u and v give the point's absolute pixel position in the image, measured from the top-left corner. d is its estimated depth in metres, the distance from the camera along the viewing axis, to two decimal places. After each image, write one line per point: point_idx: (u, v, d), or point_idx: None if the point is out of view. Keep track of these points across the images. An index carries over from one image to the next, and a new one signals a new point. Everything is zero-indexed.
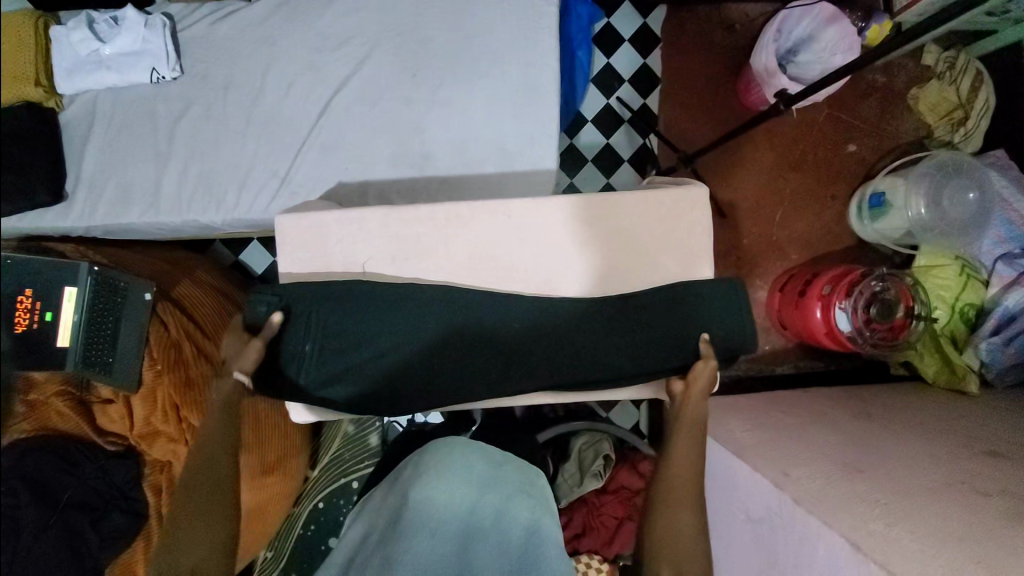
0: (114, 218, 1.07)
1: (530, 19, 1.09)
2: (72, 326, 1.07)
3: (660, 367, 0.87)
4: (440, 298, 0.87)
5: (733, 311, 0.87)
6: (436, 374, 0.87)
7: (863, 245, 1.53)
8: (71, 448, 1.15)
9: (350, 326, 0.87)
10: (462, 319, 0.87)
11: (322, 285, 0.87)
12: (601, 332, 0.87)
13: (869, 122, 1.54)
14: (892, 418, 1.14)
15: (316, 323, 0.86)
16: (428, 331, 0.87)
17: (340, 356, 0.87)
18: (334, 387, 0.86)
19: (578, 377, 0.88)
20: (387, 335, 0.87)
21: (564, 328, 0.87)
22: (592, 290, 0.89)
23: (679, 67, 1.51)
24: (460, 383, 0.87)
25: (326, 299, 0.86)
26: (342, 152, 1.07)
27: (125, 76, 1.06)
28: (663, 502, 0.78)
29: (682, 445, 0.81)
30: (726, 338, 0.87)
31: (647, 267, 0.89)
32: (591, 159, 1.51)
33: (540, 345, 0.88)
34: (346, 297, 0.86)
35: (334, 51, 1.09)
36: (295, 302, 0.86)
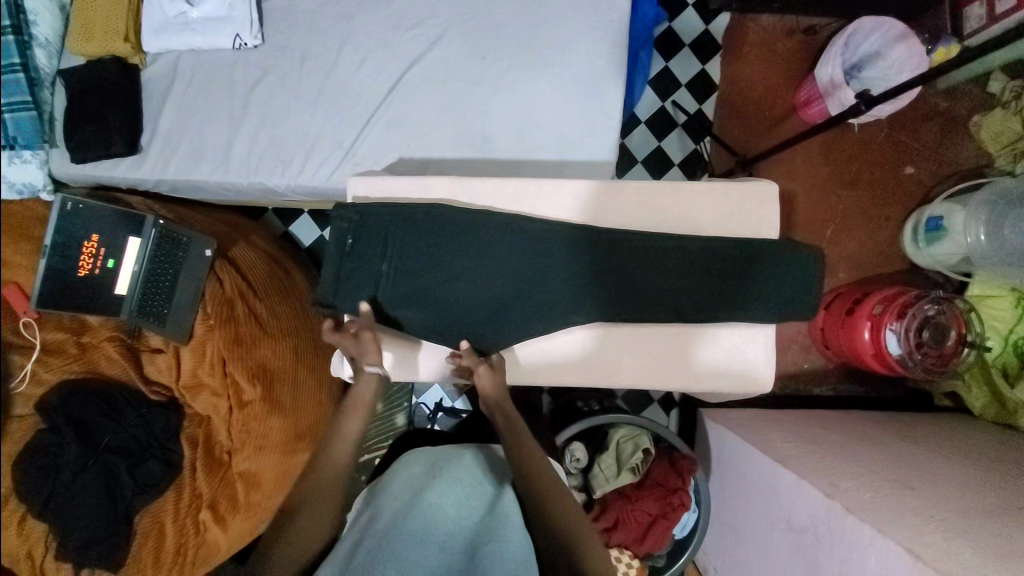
0: (184, 174, 1.11)
1: (603, 13, 1.11)
2: (131, 274, 1.13)
3: (733, 314, 0.85)
4: (514, 226, 0.86)
5: (808, 284, 0.85)
6: (505, 306, 0.85)
7: (913, 270, 1.50)
8: (116, 394, 1.19)
9: (422, 251, 0.86)
10: (534, 253, 0.86)
11: (396, 205, 0.87)
12: (672, 274, 0.85)
13: (927, 145, 1.52)
14: (940, 444, 1.10)
15: (390, 242, 0.86)
16: (503, 255, 0.86)
17: (413, 277, 0.86)
18: (409, 314, 0.86)
19: (652, 315, 0.85)
20: (463, 258, 0.86)
21: (639, 282, 0.85)
22: (671, 245, 0.85)
23: (740, 77, 1.51)
24: (527, 315, 0.86)
25: (402, 222, 0.86)
26: (406, 129, 1.10)
27: (208, 39, 1.10)
28: (539, 497, 0.78)
29: (520, 437, 0.82)
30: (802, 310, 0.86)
31: (717, 253, 0.85)
32: (642, 160, 1.52)
33: (608, 280, 0.85)
34: (422, 218, 0.86)
35: (409, 31, 1.12)
36: (372, 219, 0.86)
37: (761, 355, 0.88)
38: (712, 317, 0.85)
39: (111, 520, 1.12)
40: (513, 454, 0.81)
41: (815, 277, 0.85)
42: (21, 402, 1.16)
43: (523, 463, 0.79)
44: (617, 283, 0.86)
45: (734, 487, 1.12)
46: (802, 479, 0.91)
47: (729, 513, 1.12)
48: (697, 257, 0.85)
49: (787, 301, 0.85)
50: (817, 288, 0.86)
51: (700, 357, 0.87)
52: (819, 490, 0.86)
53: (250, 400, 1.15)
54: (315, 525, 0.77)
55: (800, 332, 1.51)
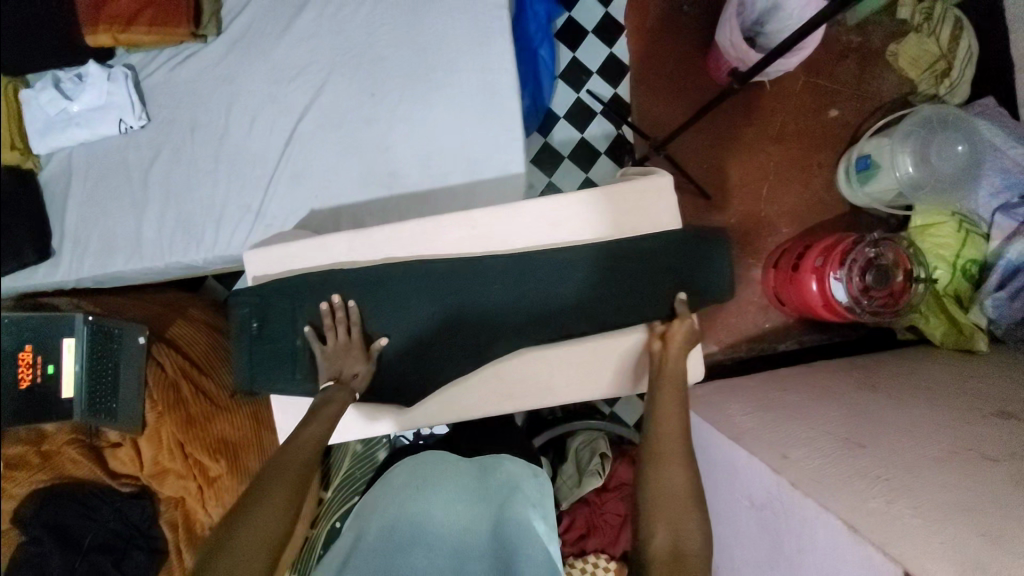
0: (101, 268, 1.10)
1: (485, 23, 1.09)
2: (74, 375, 1.12)
3: (647, 312, 0.85)
4: (419, 272, 0.86)
5: (708, 265, 0.86)
6: (426, 350, 0.86)
7: (857, 211, 1.50)
8: (89, 492, 1.20)
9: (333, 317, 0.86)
10: (442, 294, 0.86)
11: (298, 278, 0.86)
12: (579, 283, 0.86)
13: (847, 84, 1.50)
14: (897, 387, 1.11)
15: (298, 315, 0.86)
16: (415, 304, 0.86)
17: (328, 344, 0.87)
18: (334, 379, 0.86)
19: (567, 326, 0.85)
20: (377, 311, 0.86)
21: (547, 300, 0.85)
22: (569, 255, 0.85)
23: (645, 54, 1.49)
24: (445, 356, 0.86)
25: (303, 294, 0.85)
26: (310, 181, 1.08)
27: (95, 130, 1.09)
28: (653, 457, 0.74)
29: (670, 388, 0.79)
30: (708, 292, 0.86)
31: (624, 262, 0.86)
32: (567, 154, 1.50)
33: (520, 303, 0.85)
34: (324, 284, 0.85)
35: (293, 82, 1.10)
36: (272, 299, 0.85)
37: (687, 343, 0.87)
38: (629, 321, 0.86)
39: None
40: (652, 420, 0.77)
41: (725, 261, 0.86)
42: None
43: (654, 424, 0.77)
44: (533, 306, 0.85)
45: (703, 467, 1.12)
46: (753, 456, 0.91)
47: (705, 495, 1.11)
48: (604, 267, 0.86)
49: (695, 288, 0.86)
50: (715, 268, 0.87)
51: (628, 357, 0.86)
52: (770, 466, 0.86)
53: (218, 475, 1.17)
54: (268, 517, 0.67)
55: (755, 293, 1.50)
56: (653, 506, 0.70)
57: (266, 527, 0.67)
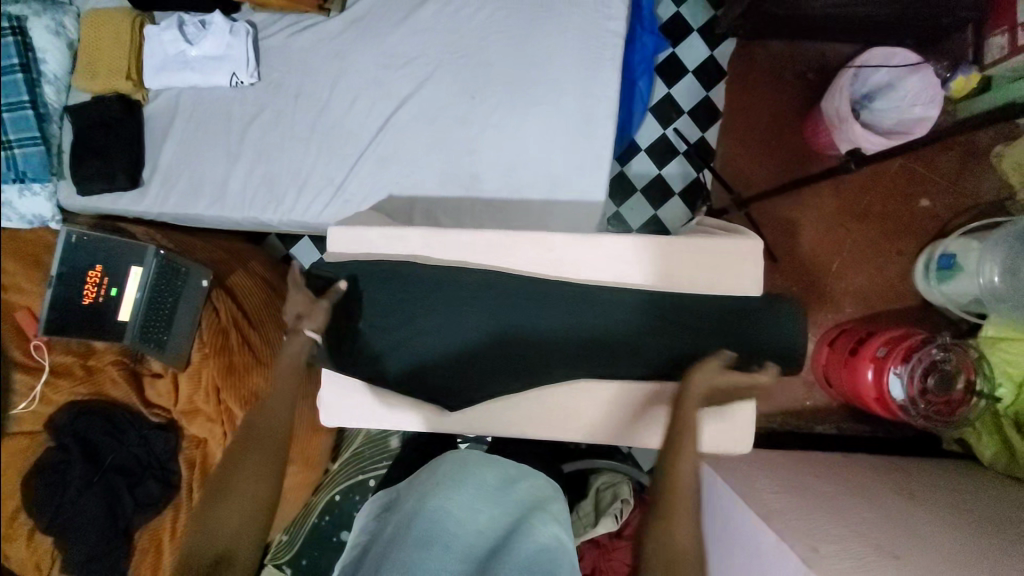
0: (183, 207, 1.14)
1: (595, 47, 1.09)
2: (134, 302, 1.18)
3: (713, 374, 0.82)
4: (487, 280, 0.88)
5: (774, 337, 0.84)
6: (476, 359, 0.88)
7: (925, 307, 1.44)
8: (119, 414, 1.23)
9: (398, 308, 0.89)
10: (505, 312, 0.88)
11: (370, 263, 0.88)
12: (646, 328, 0.84)
13: (944, 177, 1.45)
14: (938, 500, 1.07)
15: (365, 298, 0.89)
16: (475, 311, 0.88)
17: (388, 332, 0.89)
18: (390, 367, 0.89)
19: (626, 366, 0.85)
20: (439, 310, 0.89)
21: None
22: (642, 298, 0.83)
23: (743, 105, 1.47)
24: (492, 369, 0.87)
25: (375, 281, 0.89)
26: (395, 168, 1.10)
27: (206, 76, 1.13)
28: (665, 512, 0.73)
29: (685, 447, 0.75)
30: (774, 362, 0.83)
31: (693, 317, 0.85)
32: (640, 188, 1.49)
33: None
34: (393, 275, 0.89)
35: (400, 69, 1.12)
36: (343, 278, 0.89)
37: (741, 411, 0.84)
38: (689, 378, 0.83)
39: (111, 538, 1.16)
40: (668, 474, 0.74)
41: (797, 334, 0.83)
42: (29, 421, 1.22)
43: (670, 476, 0.74)
44: None
45: (719, 536, 1.10)
46: (781, 541, 0.88)
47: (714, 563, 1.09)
48: (672, 317, 0.85)
49: (765, 360, 0.83)
50: (784, 344, 0.84)
51: None
52: (797, 555, 0.83)
53: (243, 427, 1.19)
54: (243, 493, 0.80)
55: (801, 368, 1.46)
56: (678, 558, 0.70)
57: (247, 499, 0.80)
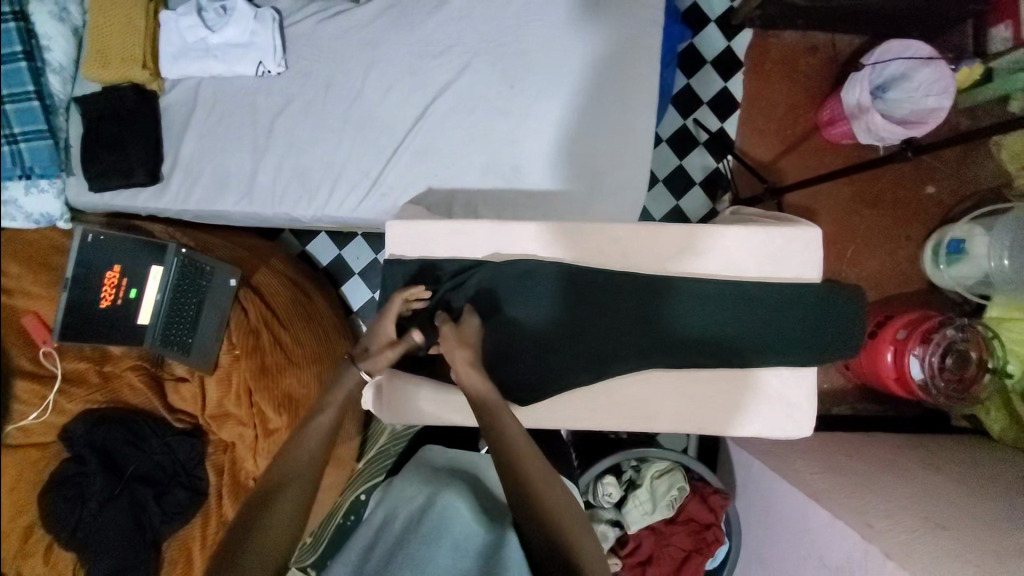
0: (208, 203, 1.09)
1: (633, 37, 1.09)
2: (154, 303, 1.13)
3: (776, 359, 0.84)
4: (565, 276, 0.84)
5: (843, 320, 0.84)
6: (549, 351, 0.85)
7: (932, 290, 1.50)
8: (141, 423, 1.16)
9: (467, 301, 0.84)
10: (579, 303, 0.85)
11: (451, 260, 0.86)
12: (713, 315, 0.84)
13: (948, 165, 1.52)
14: (965, 472, 1.12)
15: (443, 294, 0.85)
16: (556, 309, 0.85)
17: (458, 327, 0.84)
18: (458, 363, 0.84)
19: (698, 354, 0.84)
20: (517, 306, 0.84)
21: (679, 325, 0.84)
22: (707, 286, 0.84)
23: (759, 96, 1.50)
24: (563, 363, 0.84)
25: (446, 272, 0.85)
26: (434, 160, 1.08)
27: (230, 65, 1.07)
28: (533, 501, 0.65)
29: (513, 430, 0.69)
30: (834, 344, 0.84)
31: (768, 309, 0.84)
32: (662, 179, 1.50)
33: (648, 328, 0.84)
34: (473, 271, 0.85)
35: (435, 58, 1.09)
36: (420, 273, 0.86)
37: (804, 398, 0.85)
38: (752, 366, 0.84)
39: (139, 551, 1.09)
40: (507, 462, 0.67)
41: (857, 320, 0.85)
42: (39, 433, 1.14)
43: (517, 461, 0.67)
44: (661, 332, 0.84)
45: (760, 517, 1.13)
46: (834, 518, 0.91)
47: (756, 543, 1.12)
48: (741, 307, 0.84)
49: (828, 345, 0.84)
50: (847, 328, 0.85)
51: (742, 397, 0.85)
52: (856, 532, 0.86)
53: (275, 429, 1.14)
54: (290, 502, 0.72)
55: None
56: (577, 545, 0.63)
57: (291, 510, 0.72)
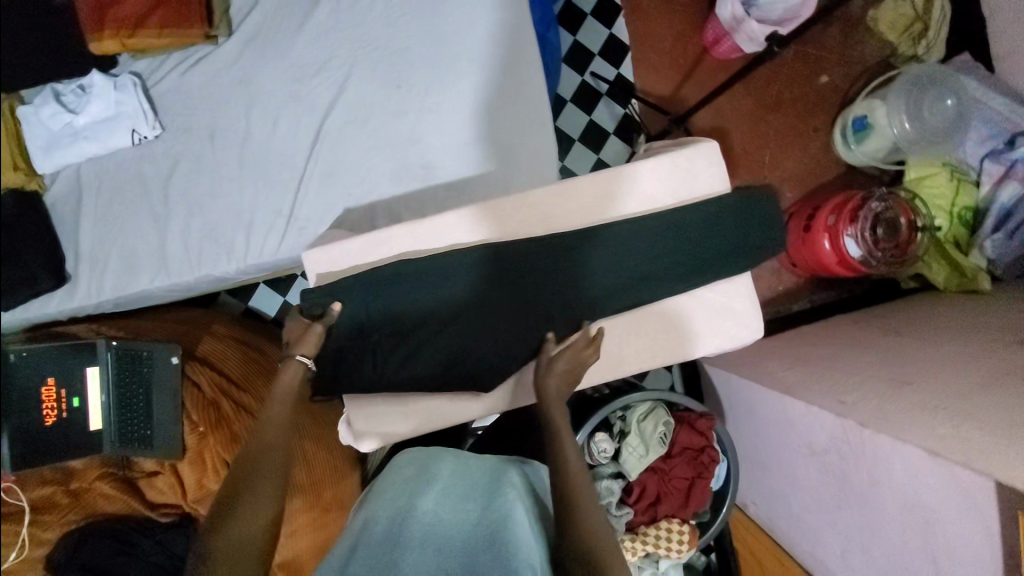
0: (124, 287, 1.05)
1: (503, 7, 1.08)
2: (101, 406, 1.09)
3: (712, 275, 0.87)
4: (491, 254, 0.82)
5: (765, 221, 0.87)
6: (504, 334, 0.82)
7: (852, 170, 1.57)
8: (125, 529, 1.10)
9: (405, 307, 0.80)
10: (518, 276, 0.83)
11: (370, 272, 0.81)
12: (647, 250, 0.85)
13: (835, 51, 1.58)
14: (920, 328, 1.19)
15: (374, 307, 0.80)
16: (493, 289, 0.82)
17: (403, 337, 0.80)
18: (415, 372, 0.81)
19: (642, 292, 0.85)
20: (461, 297, 0.81)
21: (618, 269, 0.84)
22: (632, 225, 0.85)
23: (644, 34, 1.52)
24: (520, 340, 0.83)
25: (374, 286, 0.80)
26: (342, 180, 1.06)
27: (105, 142, 1.03)
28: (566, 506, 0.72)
29: (566, 443, 0.76)
30: (761, 244, 0.87)
31: (694, 229, 0.86)
32: (577, 138, 1.51)
33: (590, 281, 0.84)
34: (397, 276, 0.81)
35: (313, 79, 1.06)
36: (343, 293, 0.79)
37: (746, 303, 0.89)
38: (688, 289, 0.87)
39: None
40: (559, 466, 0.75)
41: (775, 217, 0.89)
42: (26, 569, 1.07)
43: (563, 470, 0.74)
44: (604, 279, 0.85)
45: (751, 425, 1.17)
46: (812, 405, 0.95)
47: (755, 451, 1.16)
48: (669, 235, 0.85)
49: (756, 247, 0.87)
50: (769, 226, 0.88)
51: (694, 321, 0.87)
52: (831, 411, 0.90)
53: None
54: (254, 509, 0.70)
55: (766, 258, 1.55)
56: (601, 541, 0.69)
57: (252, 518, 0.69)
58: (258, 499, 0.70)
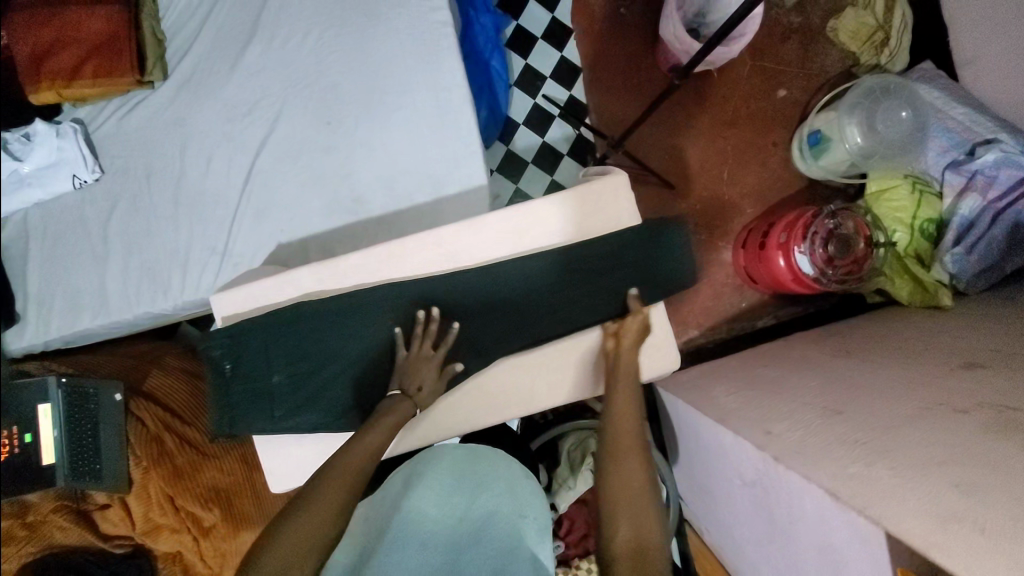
0: (68, 326, 1.08)
1: (431, 41, 1.09)
2: (53, 441, 1.10)
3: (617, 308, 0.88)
4: (391, 293, 0.84)
5: (666, 250, 0.90)
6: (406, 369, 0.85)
7: (814, 183, 1.54)
8: (81, 560, 1.12)
9: (309, 347, 0.84)
10: (423, 315, 0.85)
11: (273, 315, 0.84)
12: (548, 288, 0.88)
13: (793, 64, 1.55)
14: (871, 348, 1.15)
15: (276, 350, 0.84)
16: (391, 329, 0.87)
17: (306, 376, 0.84)
18: (317, 410, 0.83)
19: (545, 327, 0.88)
20: (363, 338, 0.85)
21: (519, 307, 0.88)
22: (534, 262, 0.87)
23: (595, 55, 1.52)
24: None
25: (279, 328, 0.83)
26: (274, 216, 1.07)
27: (48, 188, 1.07)
28: (614, 451, 0.74)
29: (622, 400, 0.80)
30: (663, 273, 0.90)
31: (595, 263, 0.88)
32: (529, 160, 1.51)
33: (493, 317, 0.87)
34: (297, 317, 0.84)
35: (245, 118, 1.09)
36: (246, 340, 0.84)
37: (659, 333, 0.89)
38: (598, 323, 0.88)
39: None
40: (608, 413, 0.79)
41: (678, 246, 0.91)
42: None
43: (613, 420, 0.77)
44: (507, 314, 0.88)
45: (697, 451, 1.15)
46: (740, 435, 0.93)
47: (701, 478, 1.14)
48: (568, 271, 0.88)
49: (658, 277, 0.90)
50: (672, 254, 0.91)
51: (603, 354, 0.88)
52: (755, 444, 0.88)
53: (212, 525, 1.14)
54: (325, 507, 0.69)
55: (727, 274, 1.53)
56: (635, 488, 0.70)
57: (320, 521, 0.68)
58: (329, 501, 0.69)
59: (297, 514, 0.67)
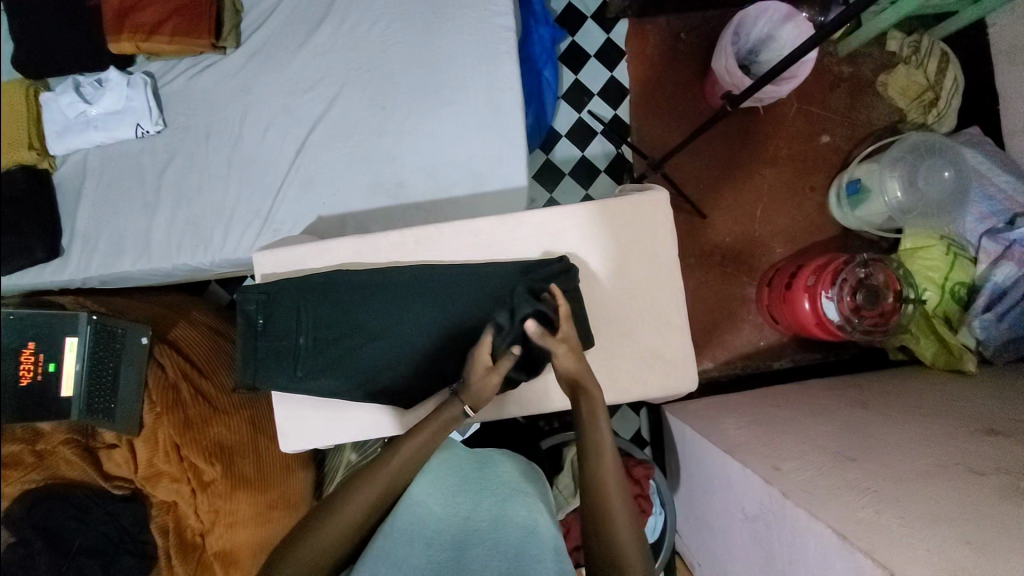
0: (108, 267, 1.12)
1: (491, 44, 1.13)
2: (75, 374, 1.10)
3: (643, 324, 0.90)
4: (423, 274, 0.87)
5: None
6: (428, 351, 0.87)
7: (847, 233, 1.54)
8: (83, 496, 1.13)
9: (340, 315, 0.87)
10: (450, 302, 0.87)
11: (308, 279, 0.88)
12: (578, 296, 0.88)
13: (839, 112, 1.56)
14: (888, 403, 1.14)
15: (306, 314, 0.87)
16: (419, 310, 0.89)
17: (333, 342, 0.87)
18: (335, 376, 0.85)
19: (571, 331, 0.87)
20: (391, 314, 0.87)
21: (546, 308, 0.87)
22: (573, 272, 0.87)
23: (645, 79, 1.55)
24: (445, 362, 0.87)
25: (312, 293, 0.87)
26: (319, 188, 1.11)
27: (111, 133, 1.12)
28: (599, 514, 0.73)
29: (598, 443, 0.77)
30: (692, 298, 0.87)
31: (616, 282, 0.90)
32: (568, 172, 1.54)
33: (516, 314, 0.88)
34: (334, 284, 0.87)
35: (305, 94, 1.14)
36: (279, 298, 0.87)
37: (680, 352, 0.90)
38: (622, 334, 0.90)
39: None
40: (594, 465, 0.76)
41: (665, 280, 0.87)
42: None
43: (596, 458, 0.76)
44: None
45: (700, 481, 1.13)
46: (747, 469, 0.92)
47: (700, 508, 1.13)
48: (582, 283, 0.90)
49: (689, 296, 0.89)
50: None
51: (620, 365, 0.89)
52: (762, 478, 0.87)
53: (212, 480, 1.15)
54: (352, 508, 0.78)
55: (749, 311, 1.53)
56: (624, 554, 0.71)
57: (348, 514, 0.78)
58: (354, 501, 0.78)
59: (323, 518, 0.78)
